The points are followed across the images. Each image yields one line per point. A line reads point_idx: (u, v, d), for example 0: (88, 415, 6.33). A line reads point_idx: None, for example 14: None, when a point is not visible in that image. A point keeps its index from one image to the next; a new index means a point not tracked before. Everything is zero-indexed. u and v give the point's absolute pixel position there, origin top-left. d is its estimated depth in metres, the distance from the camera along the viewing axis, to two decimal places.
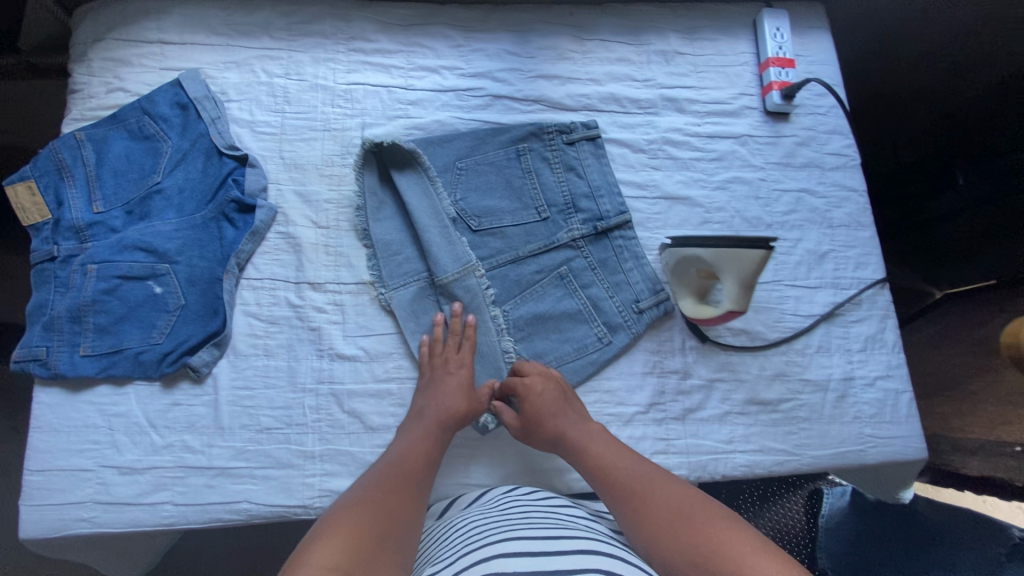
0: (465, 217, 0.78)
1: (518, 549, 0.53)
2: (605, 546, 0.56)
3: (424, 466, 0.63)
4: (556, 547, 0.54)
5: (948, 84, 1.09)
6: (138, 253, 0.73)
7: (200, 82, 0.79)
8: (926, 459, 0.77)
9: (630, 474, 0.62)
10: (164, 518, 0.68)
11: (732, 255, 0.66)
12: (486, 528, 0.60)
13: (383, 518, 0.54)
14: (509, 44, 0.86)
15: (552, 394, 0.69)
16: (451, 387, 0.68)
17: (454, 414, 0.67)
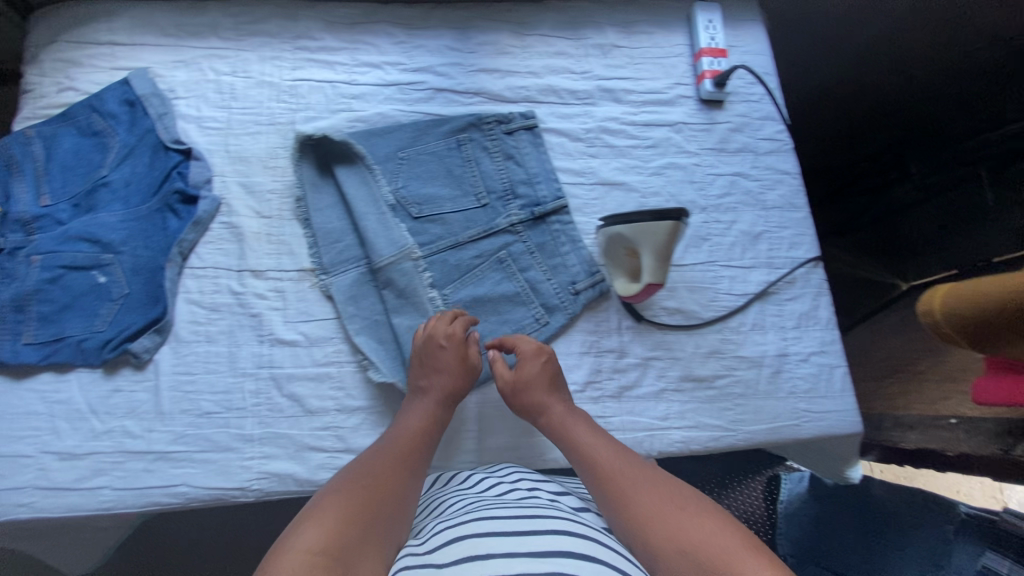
0: (405, 204, 0.79)
1: (494, 529, 0.53)
2: (583, 526, 0.56)
3: (420, 447, 0.64)
4: (534, 526, 0.53)
5: (898, 77, 1.11)
6: (83, 244, 0.75)
7: (148, 80, 0.82)
8: (861, 433, 0.78)
9: (618, 458, 0.62)
10: (102, 502, 0.68)
11: (646, 230, 0.69)
12: (466, 509, 0.60)
13: (377, 495, 0.55)
14: (450, 40, 0.89)
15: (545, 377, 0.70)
16: (446, 363, 0.69)
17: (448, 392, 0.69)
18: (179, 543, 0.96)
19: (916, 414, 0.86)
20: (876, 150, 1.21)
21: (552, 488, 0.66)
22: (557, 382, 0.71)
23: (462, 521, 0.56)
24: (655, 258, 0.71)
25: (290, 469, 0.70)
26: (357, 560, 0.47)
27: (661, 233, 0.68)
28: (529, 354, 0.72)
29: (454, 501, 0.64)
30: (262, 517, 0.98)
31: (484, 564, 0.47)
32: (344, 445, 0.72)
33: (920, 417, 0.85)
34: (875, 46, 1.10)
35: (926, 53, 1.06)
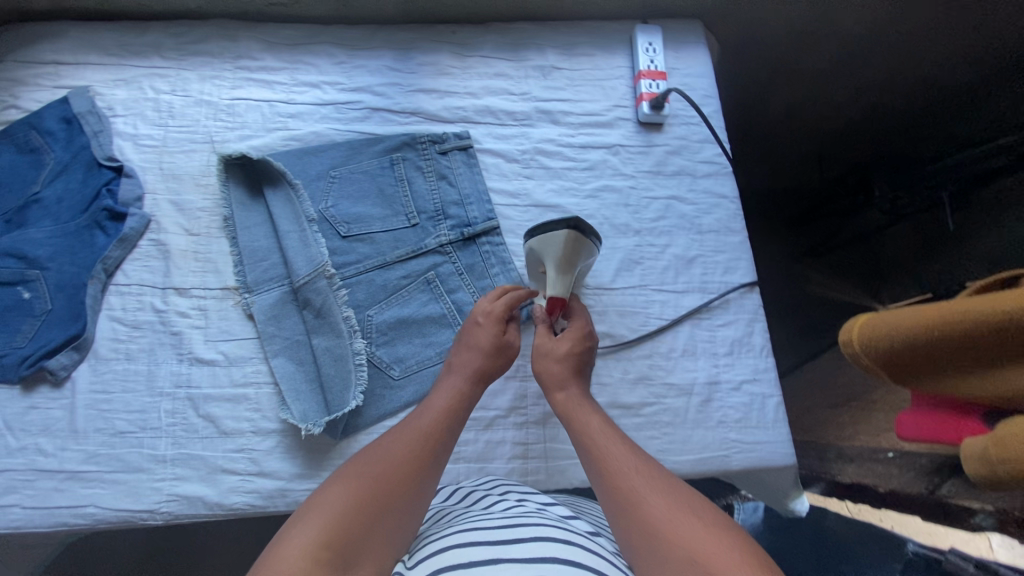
0: (335, 222, 0.80)
1: (476, 537, 0.50)
2: (569, 532, 0.52)
3: (446, 430, 0.61)
4: (523, 532, 0.50)
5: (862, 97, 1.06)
6: (9, 259, 0.75)
7: (86, 98, 0.84)
8: (795, 465, 0.76)
9: (628, 451, 0.57)
10: (10, 521, 0.68)
11: (544, 242, 0.69)
12: (458, 519, 0.57)
13: (393, 478, 0.52)
14: (390, 61, 0.89)
15: (572, 362, 0.69)
16: (479, 339, 0.69)
17: (485, 371, 0.68)
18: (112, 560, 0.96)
19: (860, 444, 0.92)
20: (847, 167, 1.19)
21: (538, 499, 0.63)
22: (582, 369, 0.69)
23: (449, 531, 0.54)
24: (560, 270, 0.70)
25: (201, 491, 0.70)
26: (358, 561, 0.45)
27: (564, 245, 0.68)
28: (569, 336, 0.71)
29: (438, 515, 0.61)
30: (198, 536, 0.98)
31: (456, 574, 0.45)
32: (257, 468, 0.71)
33: (862, 448, 0.91)
34: (841, 66, 1.03)
35: (891, 71, 1.01)
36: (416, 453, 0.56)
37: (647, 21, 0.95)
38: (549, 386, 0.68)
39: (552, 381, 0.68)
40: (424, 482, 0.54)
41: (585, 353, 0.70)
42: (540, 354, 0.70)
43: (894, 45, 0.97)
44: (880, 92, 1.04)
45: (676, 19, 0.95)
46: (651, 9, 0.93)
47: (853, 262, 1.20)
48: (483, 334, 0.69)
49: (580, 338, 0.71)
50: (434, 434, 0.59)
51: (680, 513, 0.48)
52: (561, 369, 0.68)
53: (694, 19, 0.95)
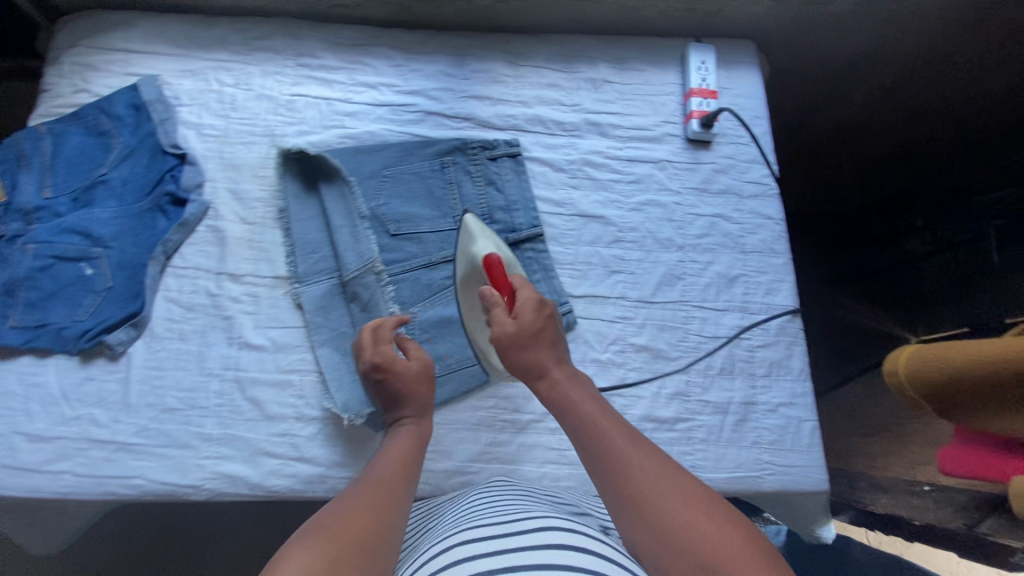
0: (384, 220, 0.82)
1: (481, 533, 0.51)
2: (571, 521, 0.54)
3: (405, 474, 0.60)
4: (523, 526, 0.52)
5: (902, 126, 1.07)
6: (75, 237, 0.78)
7: (155, 86, 0.87)
8: (827, 491, 0.75)
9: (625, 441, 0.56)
10: (62, 486, 0.71)
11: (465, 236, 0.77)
12: (461, 518, 0.58)
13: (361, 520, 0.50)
14: (446, 66, 0.92)
15: (543, 336, 0.66)
16: (408, 382, 0.69)
17: (423, 402, 0.69)
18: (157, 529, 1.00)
19: (891, 476, 0.89)
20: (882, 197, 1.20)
21: (534, 496, 0.65)
22: (552, 331, 0.68)
23: (454, 531, 0.55)
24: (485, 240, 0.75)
25: (243, 472, 0.72)
26: None
27: (473, 224, 0.76)
28: (525, 307, 0.67)
29: (445, 516, 0.62)
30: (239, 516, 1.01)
31: (468, 565, 0.46)
32: (298, 453, 0.73)
33: (894, 479, 0.87)
34: (880, 93, 1.04)
35: (929, 101, 1.01)
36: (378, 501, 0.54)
37: (700, 39, 0.96)
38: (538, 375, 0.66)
39: (548, 365, 0.65)
40: (391, 528, 0.52)
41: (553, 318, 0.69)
42: (524, 336, 0.65)
43: (941, 78, 0.98)
44: (919, 121, 1.04)
45: (729, 39, 0.96)
46: (704, 27, 0.94)
47: (886, 289, 1.18)
48: (393, 368, 0.69)
49: (534, 307, 0.68)
50: (398, 483, 0.58)
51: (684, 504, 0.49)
52: (545, 350, 0.66)
53: (746, 39, 0.96)
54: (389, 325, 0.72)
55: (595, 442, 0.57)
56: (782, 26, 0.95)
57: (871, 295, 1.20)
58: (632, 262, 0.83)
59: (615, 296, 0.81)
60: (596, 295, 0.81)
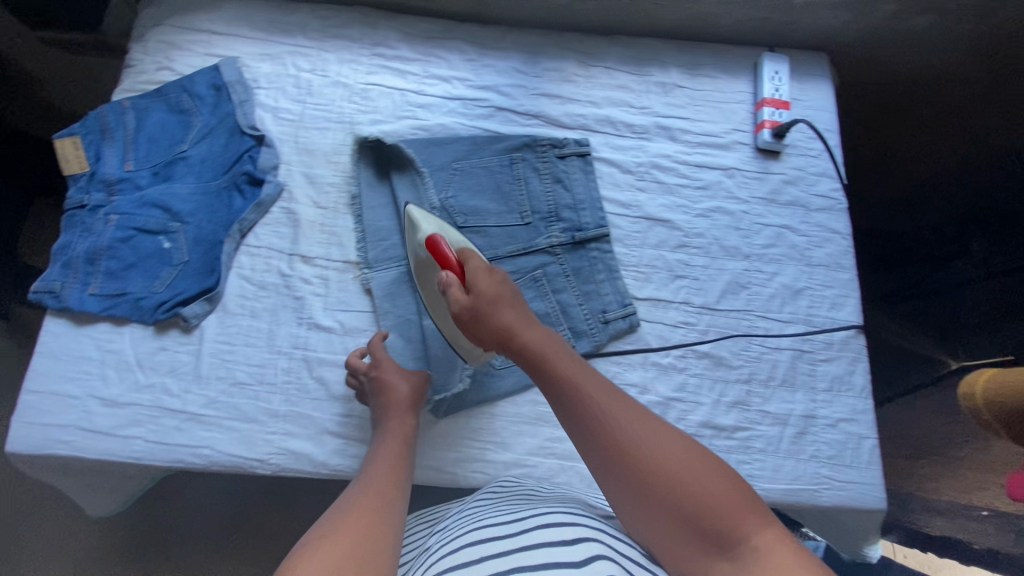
0: (452, 212, 0.84)
1: (490, 533, 0.56)
2: (574, 514, 0.59)
3: (397, 472, 0.62)
4: (525, 525, 0.56)
5: (964, 150, 1.04)
6: (155, 210, 0.80)
7: (236, 68, 0.88)
8: (885, 510, 0.75)
9: (600, 391, 0.55)
10: (134, 451, 0.73)
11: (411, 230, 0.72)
12: (471, 514, 0.63)
13: (364, 520, 0.51)
14: (518, 63, 0.93)
15: (505, 297, 0.62)
16: (397, 384, 0.72)
17: (407, 397, 0.71)
18: (210, 495, 1.08)
19: (949, 500, 0.96)
20: (936, 220, 1.11)
21: (537, 489, 0.68)
22: (514, 295, 0.63)
23: (463, 531, 0.59)
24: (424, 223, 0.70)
25: (308, 449, 0.74)
26: None
27: (417, 217, 0.70)
28: (487, 274, 0.63)
29: (461, 509, 0.67)
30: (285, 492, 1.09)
31: (479, 567, 0.50)
32: (362, 435, 0.75)
33: (953, 504, 0.94)
34: (947, 109, 1.02)
35: (992, 123, 0.99)
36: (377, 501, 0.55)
37: (772, 49, 0.95)
38: (507, 339, 0.60)
39: (518, 328, 0.61)
40: (393, 521, 0.54)
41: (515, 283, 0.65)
42: (483, 305, 0.61)
43: (999, 97, 0.96)
44: (982, 142, 1.01)
45: (803, 50, 0.95)
46: (777, 37, 0.94)
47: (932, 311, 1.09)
48: (384, 375, 0.72)
49: (491, 272, 0.63)
50: (396, 485, 0.60)
51: (666, 453, 0.50)
52: (511, 313, 0.61)
53: (820, 51, 0.95)
54: (377, 342, 0.75)
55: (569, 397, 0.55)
56: (857, 41, 0.94)
57: (913, 314, 1.11)
58: (697, 268, 0.83)
59: (679, 301, 0.82)
60: (659, 299, 0.82)
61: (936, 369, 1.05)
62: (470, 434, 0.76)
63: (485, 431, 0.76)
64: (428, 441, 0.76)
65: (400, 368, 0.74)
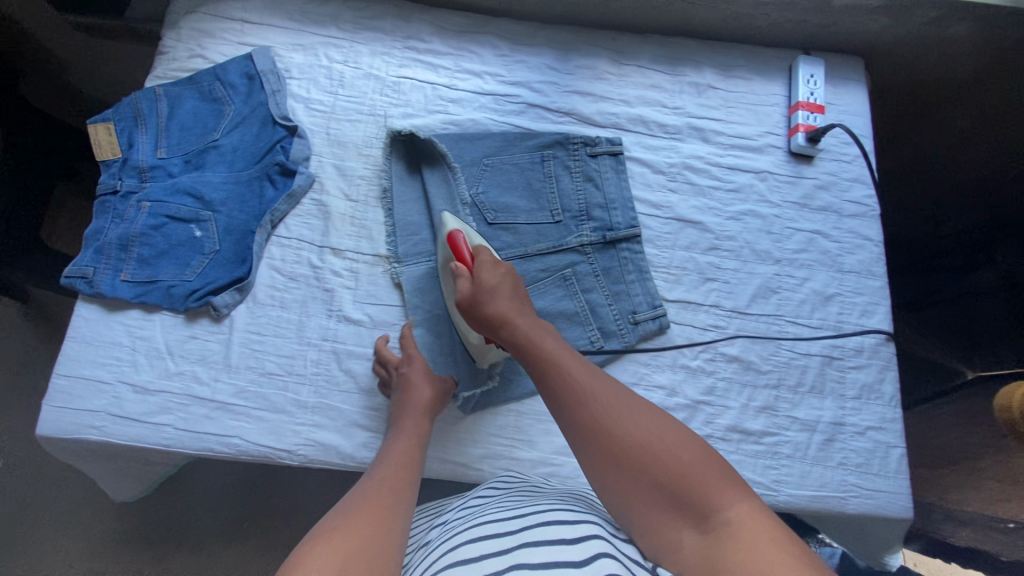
0: (483, 208, 0.84)
1: (490, 530, 0.56)
2: (579, 513, 0.57)
3: (406, 471, 0.61)
4: (527, 522, 0.56)
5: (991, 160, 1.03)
6: (187, 198, 0.80)
7: (269, 57, 0.88)
8: (911, 520, 0.75)
9: (581, 371, 0.58)
10: (164, 438, 0.73)
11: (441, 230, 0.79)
12: (472, 512, 0.63)
13: (373, 519, 0.52)
14: (551, 59, 0.92)
15: (507, 288, 0.67)
16: (417, 380, 0.71)
17: (427, 401, 0.71)
18: (235, 481, 1.12)
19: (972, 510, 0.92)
20: (961, 228, 1.11)
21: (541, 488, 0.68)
22: (517, 290, 0.68)
23: (462, 528, 0.59)
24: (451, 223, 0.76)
25: (336, 441, 0.74)
26: None
27: (450, 220, 0.76)
28: (493, 269, 0.68)
29: (464, 505, 0.67)
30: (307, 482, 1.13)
31: (477, 565, 0.51)
32: None
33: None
34: (975, 120, 1.01)
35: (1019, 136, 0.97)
36: (386, 499, 0.56)
37: (808, 51, 0.95)
38: (499, 324, 0.65)
39: (510, 314, 0.65)
40: (402, 522, 0.54)
41: (518, 277, 0.70)
42: (482, 294, 0.66)
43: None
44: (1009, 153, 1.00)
45: (839, 54, 0.94)
46: (813, 40, 0.93)
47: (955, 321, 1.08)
48: (413, 374, 0.72)
49: (496, 265, 0.69)
50: (405, 479, 0.60)
51: (641, 426, 0.52)
52: (507, 303, 0.66)
53: (855, 55, 0.94)
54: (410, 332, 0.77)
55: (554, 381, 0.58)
56: (895, 45, 0.93)
57: (933, 324, 1.11)
58: (727, 271, 0.83)
59: (708, 304, 0.82)
60: (689, 301, 0.82)
61: (951, 380, 1.06)
62: (495, 432, 0.76)
63: (513, 431, 0.76)
64: (454, 438, 0.76)
65: (427, 372, 0.73)
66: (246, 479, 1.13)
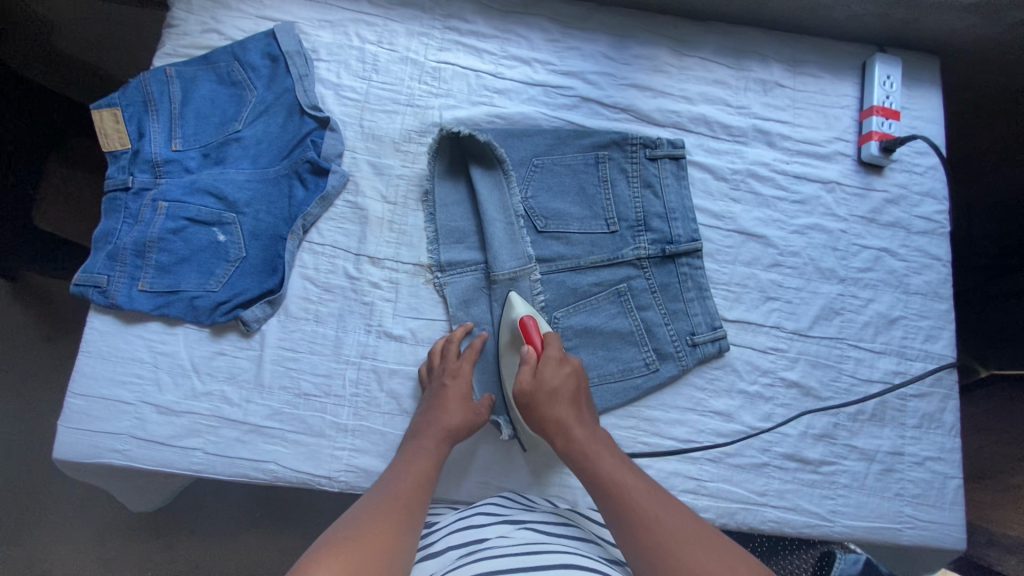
0: (532, 215, 0.77)
1: (495, 565, 0.50)
2: (592, 560, 0.53)
3: (420, 492, 0.59)
4: (536, 561, 0.51)
5: None
6: (209, 198, 0.72)
7: (294, 36, 0.78)
8: (964, 550, 0.74)
9: (651, 503, 0.57)
10: (193, 463, 0.68)
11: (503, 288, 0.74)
12: (472, 544, 0.57)
13: (377, 543, 0.50)
14: (606, 47, 0.83)
15: (570, 391, 0.65)
16: (451, 402, 0.66)
17: (454, 427, 0.65)
18: (243, 491, 1.06)
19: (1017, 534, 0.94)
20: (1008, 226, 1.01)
21: (553, 520, 0.63)
22: (580, 394, 0.67)
23: (462, 562, 0.53)
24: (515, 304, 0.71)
25: (379, 467, 0.70)
26: None
27: (519, 304, 0.71)
28: (557, 367, 0.66)
29: (456, 530, 0.61)
30: (313, 499, 1.06)
31: None
32: None
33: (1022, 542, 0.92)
34: None
35: None
36: (392, 517, 0.54)
37: (882, 48, 0.87)
38: (559, 433, 0.64)
39: (570, 423, 0.64)
40: (404, 546, 0.52)
41: (582, 377, 0.67)
42: (543, 394, 0.64)
43: None
44: None
45: (915, 51, 0.87)
46: (891, 37, 0.85)
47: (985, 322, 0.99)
48: (453, 392, 0.66)
49: (560, 364, 0.67)
50: (416, 500, 0.58)
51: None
52: (567, 408, 0.65)
53: (933, 54, 0.87)
54: (459, 334, 0.72)
55: (621, 508, 0.57)
56: (978, 45, 0.85)
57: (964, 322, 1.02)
58: (790, 290, 0.79)
59: (769, 325, 0.78)
60: (749, 322, 0.78)
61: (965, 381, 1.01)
62: (541, 458, 0.73)
63: (558, 455, 0.73)
64: (498, 462, 0.72)
65: (464, 400, 0.67)
66: (251, 493, 1.06)
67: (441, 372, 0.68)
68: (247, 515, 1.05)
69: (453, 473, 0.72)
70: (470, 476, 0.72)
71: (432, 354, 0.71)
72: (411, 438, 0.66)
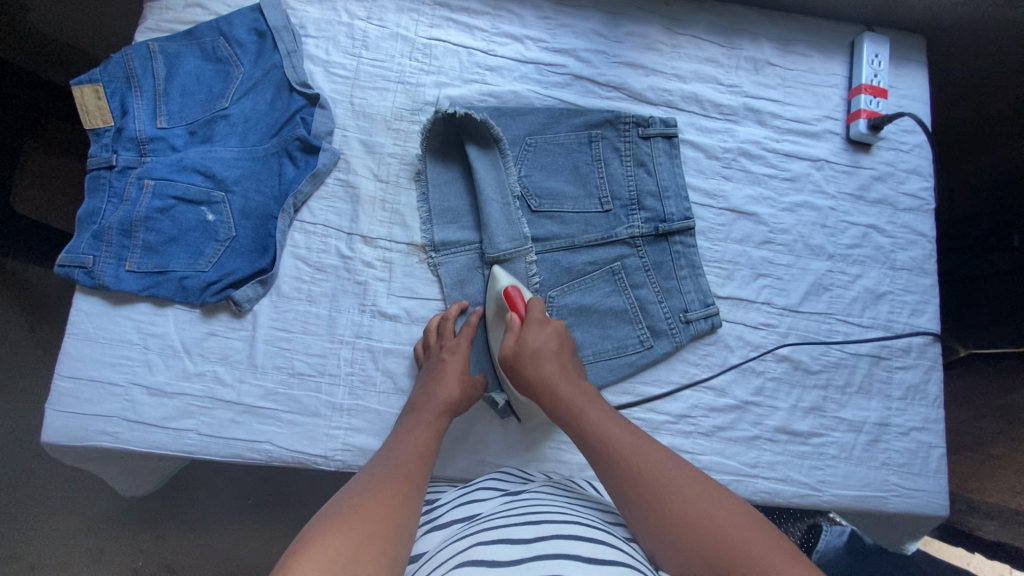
0: (527, 195, 0.77)
1: (495, 536, 0.50)
2: (596, 529, 0.53)
3: (421, 463, 0.59)
4: (537, 532, 0.50)
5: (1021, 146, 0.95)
6: (196, 176, 0.71)
7: (281, 12, 0.77)
8: (946, 516, 0.76)
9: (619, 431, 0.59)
10: (186, 445, 0.67)
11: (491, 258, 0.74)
12: (473, 517, 0.57)
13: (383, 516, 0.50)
14: (598, 25, 0.83)
15: (556, 347, 0.66)
16: (448, 371, 0.66)
17: (453, 401, 0.66)
18: (242, 479, 1.05)
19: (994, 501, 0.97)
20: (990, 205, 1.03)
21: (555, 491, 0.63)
22: (565, 350, 0.67)
23: (463, 533, 0.54)
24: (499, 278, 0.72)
25: (375, 445, 0.69)
26: None
27: (502, 276, 0.72)
28: (541, 325, 0.68)
29: (459, 504, 0.61)
30: (314, 485, 1.05)
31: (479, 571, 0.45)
32: None
33: None
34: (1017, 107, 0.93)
35: None
36: (395, 489, 0.54)
37: (870, 28, 0.88)
38: (545, 391, 0.64)
39: (555, 380, 0.64)
40: (409, 516, 0.52)
41: (564, 336, 0.68)
42: (526, 354, 0.65)
43: None
44: None
45: (902, 31, 0.88)
46: (880, 16, 0.86)
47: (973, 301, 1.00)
48: (450, 367, 0.66)
49: (545, 322, 0.68)
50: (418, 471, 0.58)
51: (697, 497, 0.52)
52: (552, 364, 0.65)
53: (919, 33, 0.88)
54: (455, 311, 0.71)
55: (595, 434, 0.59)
56: (964, 25, 0.86)
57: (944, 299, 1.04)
58: (781, 266, 0.80)
59: (760, 302, 0.79)
60: (740, 298, 0.79)
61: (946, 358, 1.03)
62: (536, 436, 0.73)
63: (554, 431, 0.74)
64: (494, 439, 0.73)
65: (461, 373, 0.67)
66: (253, 480, 1.05)
67: (439, 349, 0.69)
68: (248, 503, 1.05)
69: (450, 451, 0.72)
70: (467, 453, 0.72)
71: (429, 333, 0.70)
72: (409, 412, 0.66)
